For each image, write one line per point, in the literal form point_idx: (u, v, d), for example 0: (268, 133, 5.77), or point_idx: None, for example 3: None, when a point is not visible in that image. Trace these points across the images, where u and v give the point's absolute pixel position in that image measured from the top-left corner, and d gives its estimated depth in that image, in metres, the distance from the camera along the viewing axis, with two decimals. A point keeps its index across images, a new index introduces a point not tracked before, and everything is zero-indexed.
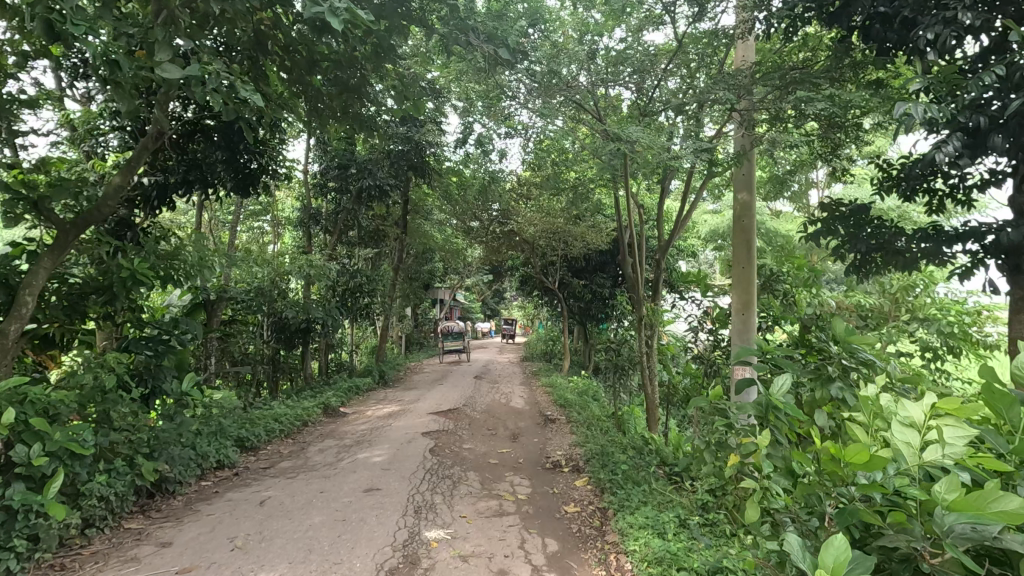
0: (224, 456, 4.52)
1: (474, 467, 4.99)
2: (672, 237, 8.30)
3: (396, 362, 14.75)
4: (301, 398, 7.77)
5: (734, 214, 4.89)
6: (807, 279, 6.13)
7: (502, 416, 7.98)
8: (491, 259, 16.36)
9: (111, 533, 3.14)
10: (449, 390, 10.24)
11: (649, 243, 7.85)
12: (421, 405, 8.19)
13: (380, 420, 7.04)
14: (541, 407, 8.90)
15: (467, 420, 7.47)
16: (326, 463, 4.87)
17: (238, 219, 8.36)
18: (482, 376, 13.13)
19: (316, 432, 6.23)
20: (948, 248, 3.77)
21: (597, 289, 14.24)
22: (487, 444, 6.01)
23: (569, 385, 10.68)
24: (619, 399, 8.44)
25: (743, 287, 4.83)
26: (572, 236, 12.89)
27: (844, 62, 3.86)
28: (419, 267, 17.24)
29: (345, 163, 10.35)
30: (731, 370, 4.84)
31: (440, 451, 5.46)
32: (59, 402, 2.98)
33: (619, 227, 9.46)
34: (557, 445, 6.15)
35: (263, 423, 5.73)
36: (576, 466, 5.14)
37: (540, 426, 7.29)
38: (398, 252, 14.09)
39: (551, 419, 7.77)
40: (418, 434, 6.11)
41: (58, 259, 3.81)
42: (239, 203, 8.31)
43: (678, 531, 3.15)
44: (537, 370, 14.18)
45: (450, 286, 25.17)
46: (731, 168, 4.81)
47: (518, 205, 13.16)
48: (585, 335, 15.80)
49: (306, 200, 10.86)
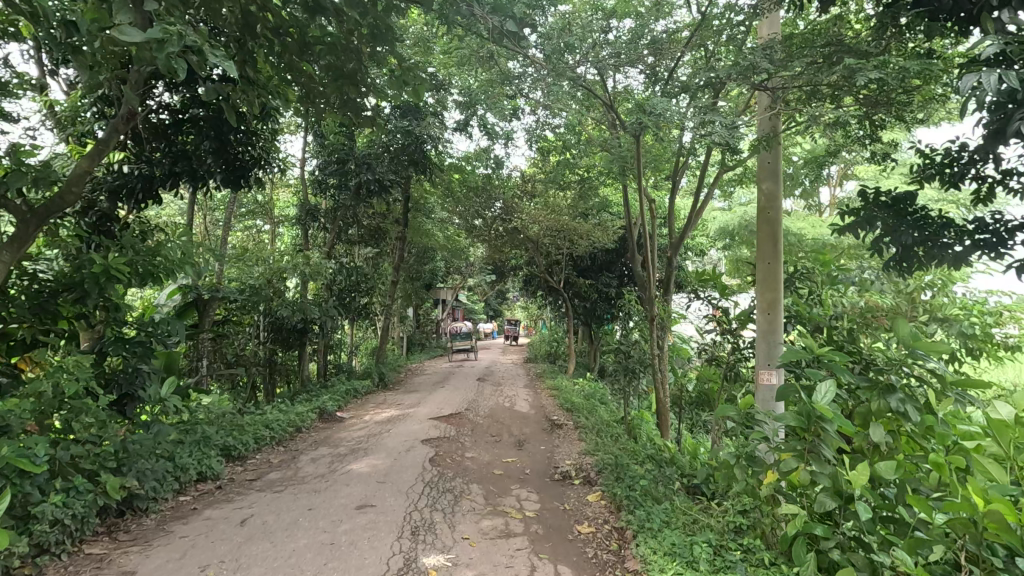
0: (206, 468, 4.18)
1: (478, 479, 4.62)
2: (683, 233, 7.94)
3: (397, 363, 14.41)
4: (296, 402, 7.42)
5: (757, 206, 4.53)
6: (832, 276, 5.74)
7: (506, 421, 7.61)
8: (494, 258, 16.04)
9: (68, 560, 2.80)
10: (450, 393, 9.90)
11: (659, 238, 7.44)
12: (421, 410, 7.84)
13: (378, 426, 6.69)
14: (547, 411, 8.55)
15: (471, 425, 7.11)
16: (317, 474, 4.50)
17: (232, 215, 8.04)
18: (485, 378, 12.78)
19: (309, 440, 5.87)
20: (1004, 240, 3.39)
21: (602, 289, 13.90)
22: (490, 453, 5.64)
23: (575, 388, 10.32)
24: (629, 403, 8.08)
25: (768, 284, 4.46)
26: (577, 234, 12.56)
27: (886, 33, 3.48)
28: (421, 266, 16.92)
29: (344, 158, 10.03)
30: (755, 374, 4.47)
31: (441, 460, 5.10)
32: (8, 412, 2.68)
33: (627, 224, 9.12)
34: (565, 453, 5.79)
35: (253, 430, 5.39)
36: (588, 478, 4.77)
37: (546, 432, 6.93)
38: (399, 251, 13.76)
39: (557, 424, 7.42)
40: (417, 441, 5.75)
41: (20, 252, 3.46)
42: (232, 199, 7.99)
43: (707, 561, 2.79)
44: (542, 372, 13.85)
45: (452, 286, 24.87)
46: (755, 155, 4.46)
47: (521, 203, 12.84)
48: (590, 336, 15.45)
49: (304, 197, 10.55)
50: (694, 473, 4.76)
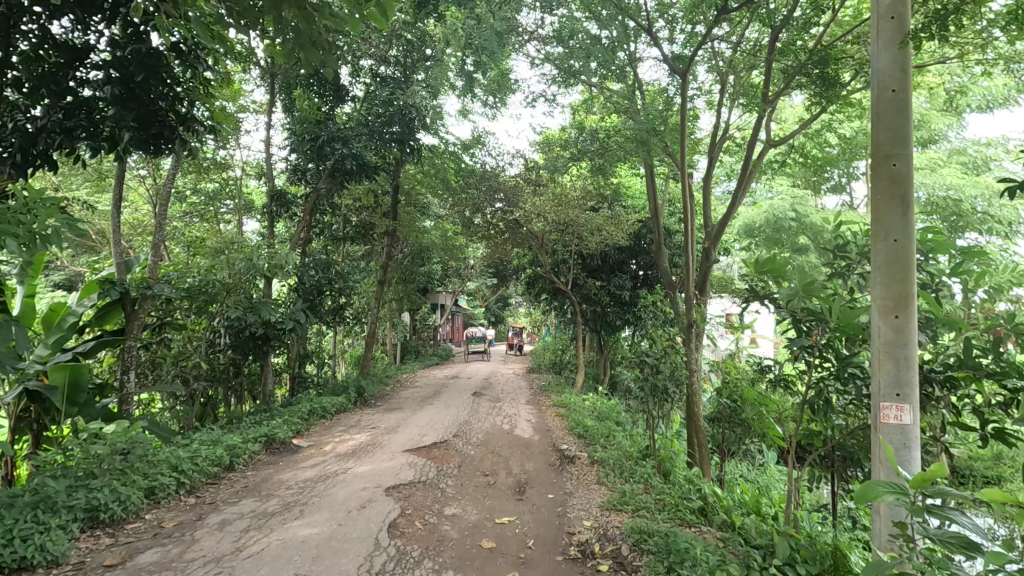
0: (32, 551, 2.75)
1: (456, 562, 3.11)
2: (725, 219, 6.47)
3: (385, 374, 12.93)
4: (241, 427, 5.94)
5: (874, 153, 3.05)
6: (958, 273, 3.94)
7: (504, 451, 6.09)
8: (495, 258, 14.60)
9: None
10: (440, 412, 8.42)
11: (696, 217, 5.83)
12: (398, 437, 6.32)
13: (337, 462, 5.18)
14: (554, 436, 7.08)
15: (458, 458, 5.62)
16: (212, 555, 3.01)
17: (170, 195, 6.61)
18: (482, 392, 11.29)
19: (237, 486, 4.36)
20: None
21: (615, 292, 12.43)
22: (480, 508, 4.11)
23: (586, 406, 8.84)
24: (655, 430, 6.57)
25: (896, 271, 2.94)
26: (587, 229, 11.12)
27: None
28: (415, 267, 15.47)
29: (317, 136, 8.63)
30: (875, 410, 2.94)
31: (407, 524, 3.60)
32: None
33: (651, 212, 7.67)
34: (581, 507, 4.28)
35: (152, 475, 3.95)
36: (617, 559, 3.27)
37: (555, 469, 5.45)
38: (388, 248, 12.28)
39: (568, 456, 5.94)
40: (380, 489, 4.25)
41: None
42: (172, 176, 6.57)
43: None
44: (547, 385, 12.34)
45: (451, 291, 23.43)
46: (875, 73, 3.02)
47: (524, 195, 11.43)
48: (600, 346, 13.94)
49: (274, 182, 9.14)
50: (776, 555, 3.24)
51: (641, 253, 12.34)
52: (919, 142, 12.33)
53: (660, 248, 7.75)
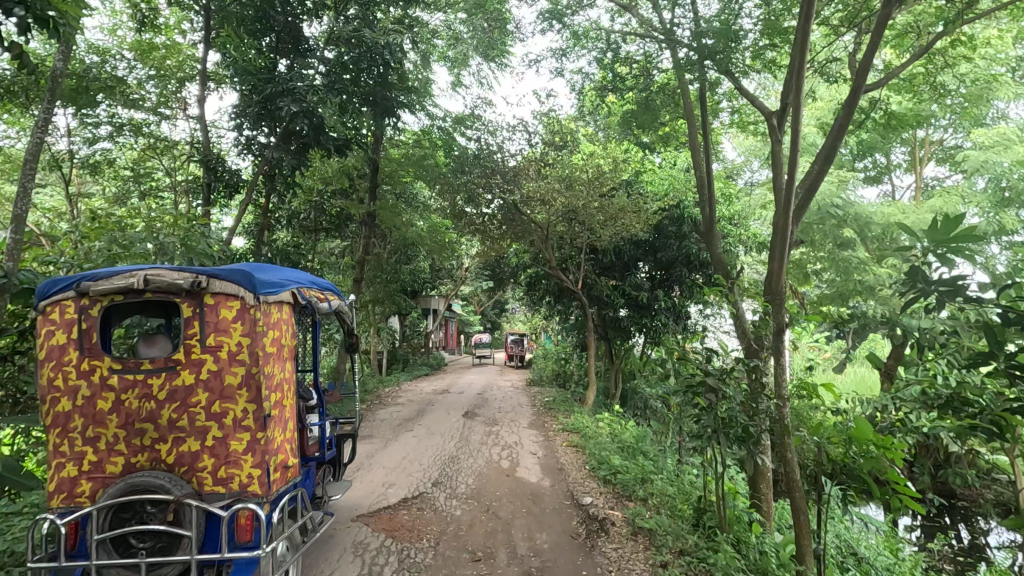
0: None
1: None
2: (813, 181, 4.74)
3: (363, 388, 11.13)
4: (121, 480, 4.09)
5: None
6: None
7: (505, 510, 4.32)
8: (491, 256, 12.86)
9: None
10: (420, 440, 6.66)
11: (786, 175, 3.95)
12: (355, 489, 4.53)
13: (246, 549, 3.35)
14: (570, 481, 5.26)
15: (436, 530, 3.81)
16: None
17: (43, 147, 4.81)
18: (475, 410, 9.53)
19: None
20: None
21: (630, 292, 10.71)
22: None
23: (604, 432, 7.08)
24: (711, 477, 4.78)
25: None
26: (600, 218, 9.38)
27: None
28: (401, 265, 13.72)
29: (265, 92, 6.88)
30: None
31: None
32: None
33: (698, 179, 5.97)
34: None
35: None
36: None
37: (583, 551, 3.62)
38: (365, 241, 10.47)
39: (597, 518, 4.13)
40: None
41: None
42: (43, 122, 4.76)
43: None
44: (552, 402, 10.57)
45: (444, 294, 21.62)
46: None
47: (526, 178, 9.67)
48: (610, 356, 12.17)
49: (213, 152, 7.37)
50: None
51: (660, 245, 10.62)
52: (977, 122, 10.74)
53: (708, 230, 6.04)
